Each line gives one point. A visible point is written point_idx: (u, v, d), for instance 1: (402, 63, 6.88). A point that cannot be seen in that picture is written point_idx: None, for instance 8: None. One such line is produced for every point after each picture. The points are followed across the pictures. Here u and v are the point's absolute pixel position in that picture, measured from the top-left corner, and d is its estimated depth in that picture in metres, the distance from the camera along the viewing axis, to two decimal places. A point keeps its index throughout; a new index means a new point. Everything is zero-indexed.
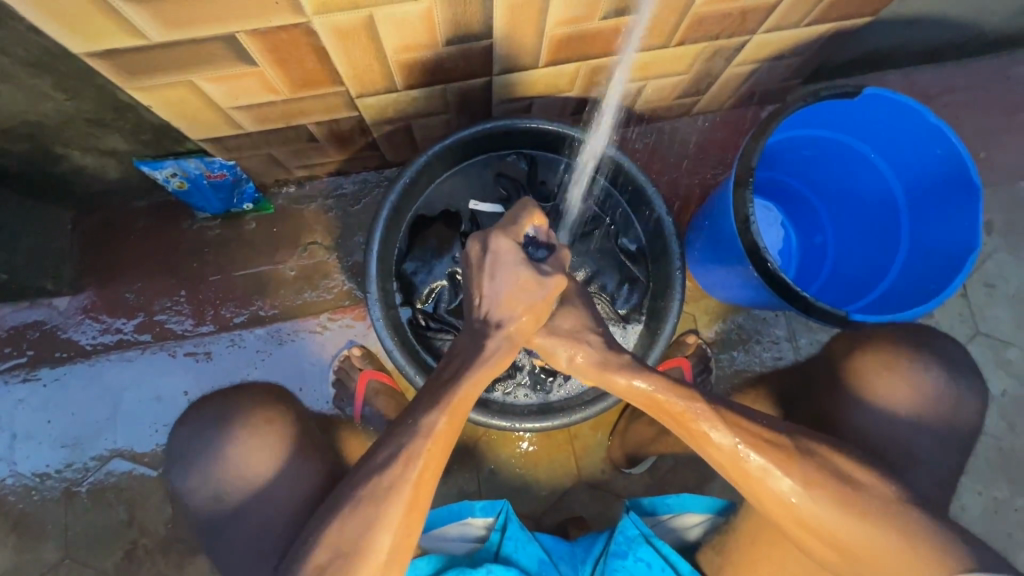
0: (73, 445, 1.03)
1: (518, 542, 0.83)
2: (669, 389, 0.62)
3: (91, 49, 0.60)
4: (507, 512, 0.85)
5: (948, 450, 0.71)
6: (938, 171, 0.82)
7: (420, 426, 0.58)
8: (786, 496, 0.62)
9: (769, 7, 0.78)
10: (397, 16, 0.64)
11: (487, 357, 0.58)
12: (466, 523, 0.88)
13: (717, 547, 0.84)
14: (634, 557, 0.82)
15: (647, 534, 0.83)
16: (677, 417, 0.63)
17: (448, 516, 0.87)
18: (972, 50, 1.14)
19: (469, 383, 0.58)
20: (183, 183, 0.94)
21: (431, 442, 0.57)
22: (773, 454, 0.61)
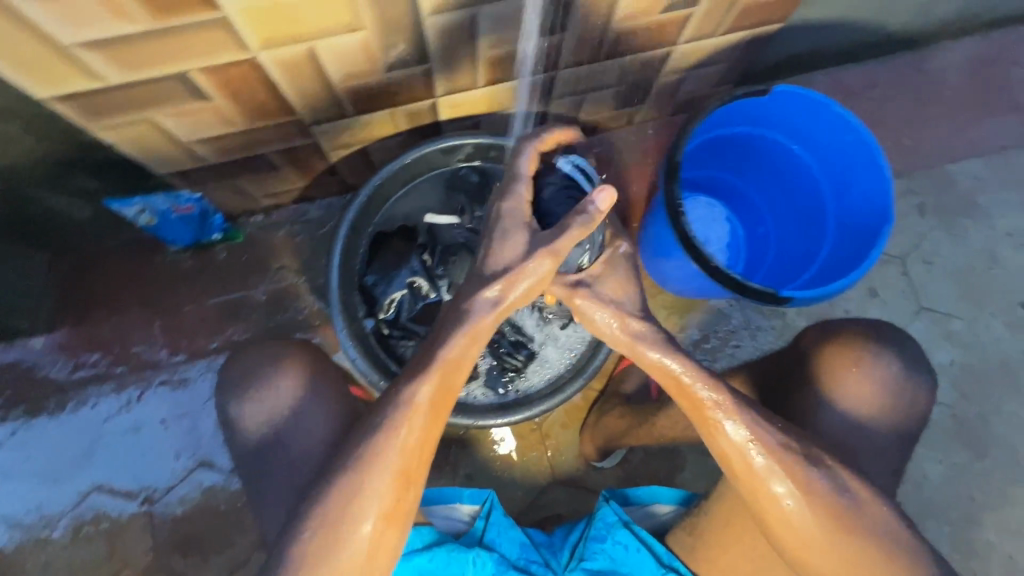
0: (52, 481, 1.04)
1: (501, 527, 0.86)
2: (697, 377, 0.67)
3: (55, 93, 0.66)
4: (493, 500, 0.88)
5: (882, 410, 0.76)
6: (851, 156, 0.88)
7: (393, 404, 0.63)
8: (768, 477, 0.66)
9: (683, 19, 0.86)
10: (337, 47, 0.71)
11: (468, 332, 0.63)
12: (453, 508, 0.89)
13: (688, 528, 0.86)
14: (612, 541, 0.85)
15: (624, 520, 0.86)
16: (697, 401, 0.67)
17: (437, 498, 0.88)
18: (888, 48, 1.24)
19: (445, 355, 0.63)
20: (153, 218, 1.00)
21: (408, 416, 0.62)
22: (784, 459, 0.66)
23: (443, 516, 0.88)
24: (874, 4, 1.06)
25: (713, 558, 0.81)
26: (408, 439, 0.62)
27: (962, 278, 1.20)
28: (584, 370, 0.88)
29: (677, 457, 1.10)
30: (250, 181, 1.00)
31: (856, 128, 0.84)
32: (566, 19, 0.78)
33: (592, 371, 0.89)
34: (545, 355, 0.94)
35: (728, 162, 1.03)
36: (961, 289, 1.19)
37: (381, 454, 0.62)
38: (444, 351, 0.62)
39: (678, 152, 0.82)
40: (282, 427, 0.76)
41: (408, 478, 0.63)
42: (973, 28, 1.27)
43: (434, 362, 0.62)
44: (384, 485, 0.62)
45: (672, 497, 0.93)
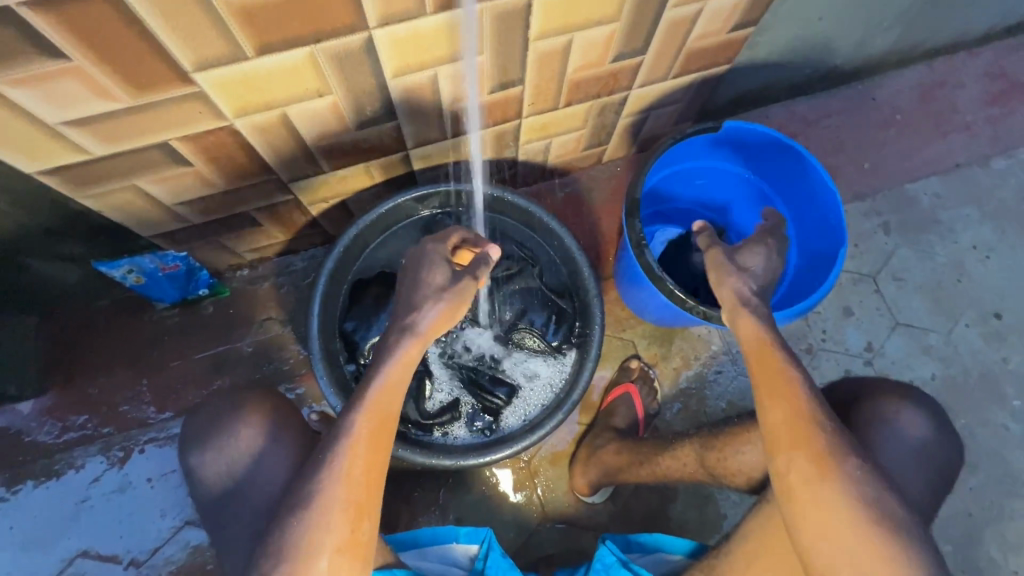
0: (37, 549, 1.03)
1: (501, 569, 0.83)
2: (782, 351, 0.71)
3: (43, 168, 0.70)
4: (490, 540, 0.85)
5: None
6: (805, 181, 0.93)
7: (338, 436, 0.67)
8: (822, 430, 0.65)
9: (633, 67, 0.92)
10: (308, 111, 0.76)
11: (401, 358, 0.72)
12: (450, 548, 0.87)
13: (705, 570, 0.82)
14: None
15: (623, 559, 0.84)
16: (777, 368, 0.70)
17: (433, 539, 0.87)
18: (836, 80, 1.31)
19: (380, 385, 0.69)
20: (140, 278, 1.03)
21: (355, 441, 0.66)
22: (843, 425, 0.67)
23: (437, 556, 0.87)
24: (815, 44, 1.14)
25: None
26: (354, 468, 0.65)
27: (933, 292, 1.22)
28: (563, 405, 0.88)
29: (669, 489, 1.09)
30: (234, 238, 1.04)
31: (805, 156, 0.89)
32: (523, 73, 0.83)
33: (571, 405, 0.88)
34: (524, 392, 0.96)
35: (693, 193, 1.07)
36: (934, 303, 1.22)
37: (332, 485, 0.64)
38: (380, 377, 0.70)
39: (637, 188, 0.86)
40: (254, 472, 0.78)
41: (360, 509, 0.65)
42: (915, 57, 1.35)
43: (374, 388, 0.69)
44: (339, 517, 0.64)
45: (684, 546, 0.88)
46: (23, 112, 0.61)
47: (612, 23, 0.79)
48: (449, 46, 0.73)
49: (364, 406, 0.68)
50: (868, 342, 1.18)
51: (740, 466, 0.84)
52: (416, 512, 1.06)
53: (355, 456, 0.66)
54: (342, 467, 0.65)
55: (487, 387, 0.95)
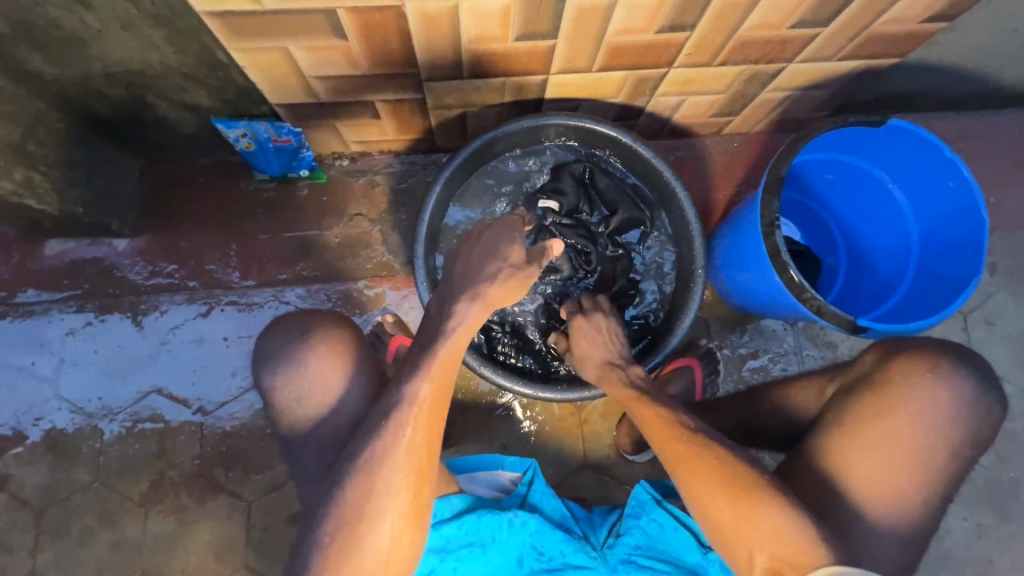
0: (115, 376, 1.09)
1: (545, 494, 0.82)
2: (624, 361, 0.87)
3: (211, 8, 0.68)
4: (535, 468, 0.84)
5: None
6: (948, 202, 0.87)
7: (414, 370, 0.68)
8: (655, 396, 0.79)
9: (808, 38, 0.86)
10: (479, 9, 0.73)
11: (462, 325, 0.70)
12: (496, 473, 0.87)
13: None
14: (647, 519, 0.80)
15: (658, 498, 0.81)
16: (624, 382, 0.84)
17: (480, 465, 0.87)
18: (989, 103, 1.21)
19: (447, 347, 0.69)
20: (250, 144, 1.02)
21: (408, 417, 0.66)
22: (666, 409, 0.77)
23: (485, 483, 0.85)
24: (992, 57, 1.04)
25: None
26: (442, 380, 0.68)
27: (1020, 344, 1.19)
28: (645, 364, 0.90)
29: None
30: (348, 126, 1.02)
31: (964, 175, 0.82)
32: (697, 19, 0.79)
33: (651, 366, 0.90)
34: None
35: (815, 187, 1.02)
36: (1017, 354, 1.18)
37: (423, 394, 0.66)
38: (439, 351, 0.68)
39: (783, 166, 0.82)
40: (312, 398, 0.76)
41: (422, 474, 0.67)
42: None
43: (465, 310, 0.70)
44: (400, 479, 0.65)
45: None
46: None
47: None
48: None
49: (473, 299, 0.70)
50: None
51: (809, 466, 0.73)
52: (465, 429, 1.08)
53: (445, 367, 0.68)
54: (421, 391, 0.66)
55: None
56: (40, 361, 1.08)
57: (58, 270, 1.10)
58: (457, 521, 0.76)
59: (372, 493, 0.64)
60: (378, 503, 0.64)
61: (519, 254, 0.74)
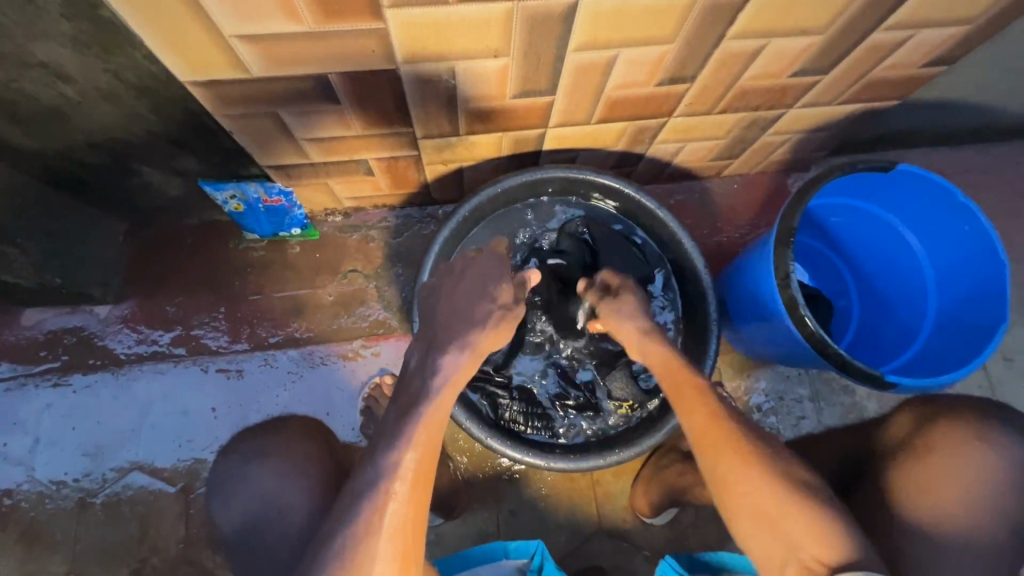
0: (95, 454, 1.01)
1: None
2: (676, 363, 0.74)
3: (196, 78, 0.65)
4: (543, 551, 0.77)
5: None
6: (964, 246, 0.84)
7: (394, 439, 0.62)
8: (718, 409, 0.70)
9: (809, 85, 0.85)
10: (476, 70, 0.70)
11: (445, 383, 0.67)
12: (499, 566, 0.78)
13: None
14: None
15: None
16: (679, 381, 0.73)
17: (482, 557, 0.79)
18: (986, 136, 1.21)
19: (432, 408, 0.64)
20: (239, 205, 0.98)
21: (393, 490, 0.59)
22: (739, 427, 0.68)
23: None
24: (989, 94, 1.04)
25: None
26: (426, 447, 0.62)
27: None
28: (665, 425, 0.84)
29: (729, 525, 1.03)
30: (341, 184, 0.99)
31: (979, 219, 0.79)
32: (698, 72, 0.78)
33: (672, 428, 0.84)
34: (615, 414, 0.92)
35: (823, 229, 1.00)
36: None
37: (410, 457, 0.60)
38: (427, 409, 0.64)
39: (794, 215, 0.79)
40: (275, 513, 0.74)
41: (406, 560, 0.58)
42: None
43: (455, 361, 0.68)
44: (386, 568, 0.57)
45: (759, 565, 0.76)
46: (204, 18, 0.56)
47: (816, 36, 0.73)
48: (645, 29, 0.67)
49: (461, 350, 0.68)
50: None
51: None
52: (471, 497, 1.02)
53: (431, 431, 0.63)
54: (403, 461, 0.60)
55: (578, 405, 0.93)
56: (13, 442, 1.01)
57: (35, 342, 1.04)
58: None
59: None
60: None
61: (508, 295, 0.75)
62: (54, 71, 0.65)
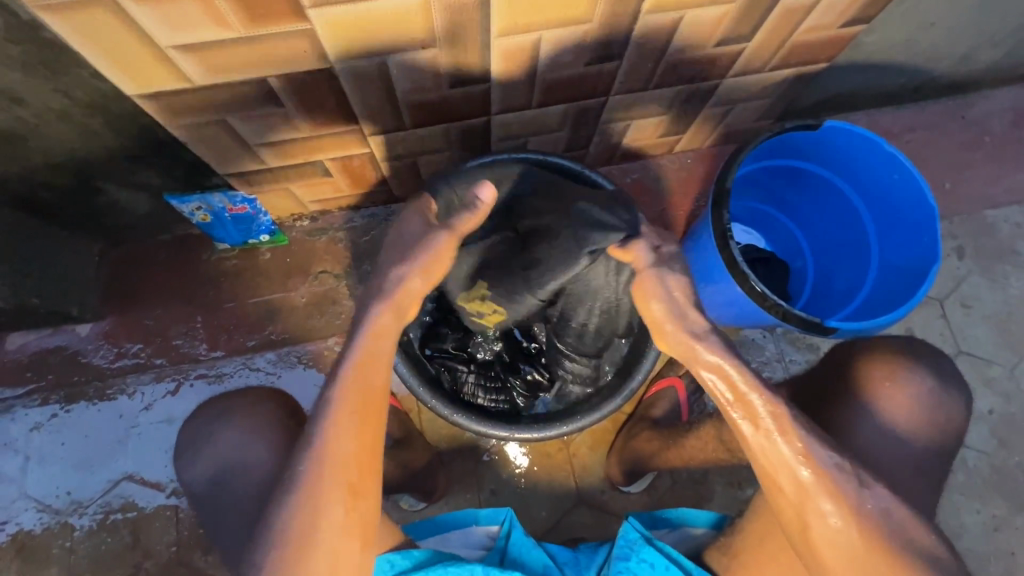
0: (84, 467, 1.05)
1: (524, 547, 0.80)
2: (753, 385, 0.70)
3: (142, 91, 0.70)
4: (511, 518, 0.82)
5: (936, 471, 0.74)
6: (895, 194, 0.88)
7: (330, 378, 0.68)
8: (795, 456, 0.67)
9: (735, 54, 0.89)
10: (407, 63, 0.74)
11: (372, 329, 0.70)
12: (471, 530, 0.84)
13: (724, 547, 0.79)
14: (636, 560, 0.77)
15: (646, 535, 0.79)
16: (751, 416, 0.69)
17: (453, 523, 0.84)
18: (927, 93, 1.24)
19: (360, 359, 0.69)
20: (206, 216, 1.02)
21: (336, 419, 0.66)
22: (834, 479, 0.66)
23: (462, 542, 0.83)
24: (918, 51, 1.07)
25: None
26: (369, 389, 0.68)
27: (1000, 323, 1.18)
28: (622, 390, 0.87)
29: (705, 488, 1.06)
30: (302, 187, 1.03)
31: (905, 166, 0.84)
32: (623, 50, 0.82)
33: (630, 392, 0.88)
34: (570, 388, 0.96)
35: (772, 193, 1.03)
36: (1000, 335, 1.17)
37: (348, 401, 0.67)
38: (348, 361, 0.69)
39: (726, 178, 0.84)
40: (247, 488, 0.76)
41: (352, 489, 0.65)
42: (1015, 78, 1.26)
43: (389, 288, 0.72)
44: (334, 500, 0.64)
45: (706, 518, 0.86)
46: (139, 31, 0.61)
47: (728, 5, 0.77)
48: (561, 10, 0.71)
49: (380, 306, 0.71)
50: None
51: None
52: (452, 480, 1.05)
53: (363, 369, 0.69)
54: (337, 397, 0.67)
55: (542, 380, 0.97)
56: (5, 461, 1.04)
57: (21, 363, 1.07)
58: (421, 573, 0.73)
59: (302, 514, 0.63)
60: (309, 523, 0.63)
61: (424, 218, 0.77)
62: (7, 95, 0.69)
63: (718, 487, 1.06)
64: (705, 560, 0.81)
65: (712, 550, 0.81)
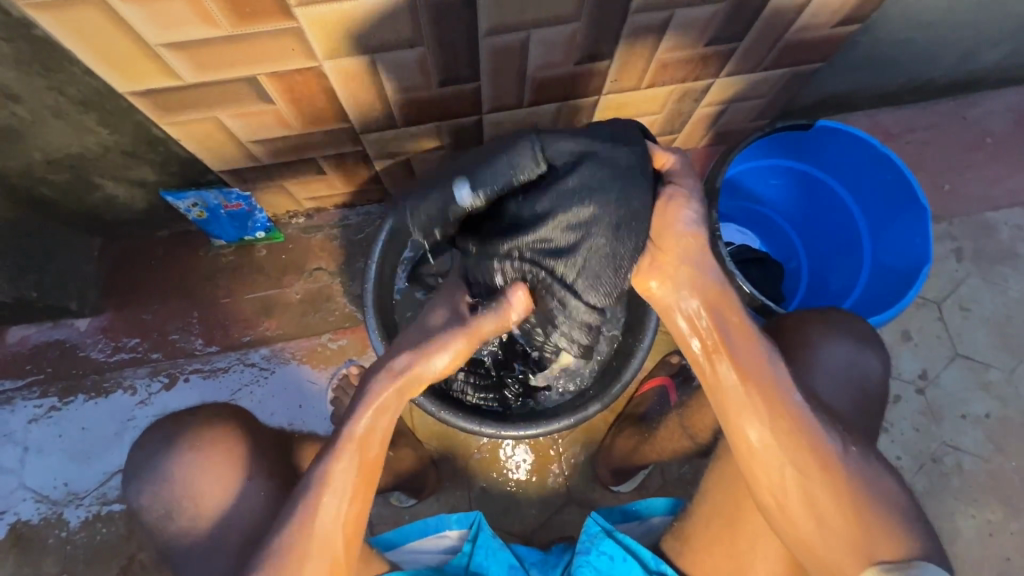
0: (81, 459, 1.06)
1: (489, 549, 0.81)
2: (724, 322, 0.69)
3: (133, 88, 0.71)
4: (479, 521, 0.82)
5: None
6: (888, 194, 0.87)
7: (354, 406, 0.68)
8: (762, 396, 0.66)
9: (728, 53, 0.88)
10: (396, 61, 0.75)
11: (374, 404, 0.68)
12: (441, 536, 0.85)
13: (677, 534, 0.80)
14: (597, 552, 0.79)
15: (608, 529, 0.81)
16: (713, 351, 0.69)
17: (421, 531, 0.84)
18: (928, 94, 1.23)
19: (362, 427, 0.67)
20: (202, 213, 1.03)
21: (321, 501, 0.66)
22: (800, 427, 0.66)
23: (432, 549, 0.84)
24: (917, 50, 1.06)
25: (702, 563, 0.76)
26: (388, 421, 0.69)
27: (998, 326, 1.16)
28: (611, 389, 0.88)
29: (695, 488, 1.06)
30: (297, 184, 1.03)
31: (897, 166, 0.83)
32: (613, 48, 0.81)
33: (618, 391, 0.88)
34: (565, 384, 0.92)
35: (766, 193, 1.03)
36: (998, 339, 1.16)
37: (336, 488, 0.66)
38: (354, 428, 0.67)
39: (716, 178, 0.84)
40: None
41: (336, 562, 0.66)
42: (1017, 78, 1.25)
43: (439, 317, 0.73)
44: (316, 568, 0.65)
45: (664, 505, 0.88)
46: (128, 29, 0.61)
47: (718, 4, 0.77)
48: (549, 9, 0.71)
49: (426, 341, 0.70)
50: (923, 370, 1.14)
51: None
52: (443, 476, 1.05)
53: (362, 446, 0.67)
54: (331, 473, 0.66)
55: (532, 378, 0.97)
56: (5, 452, 1.06)
57: (21, 356, 1.09)
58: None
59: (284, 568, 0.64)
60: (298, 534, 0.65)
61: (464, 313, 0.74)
62: (3, 91, 0.70)
63: None
64: (660, 548, 0.82)
65: (667, 536, 0.82)
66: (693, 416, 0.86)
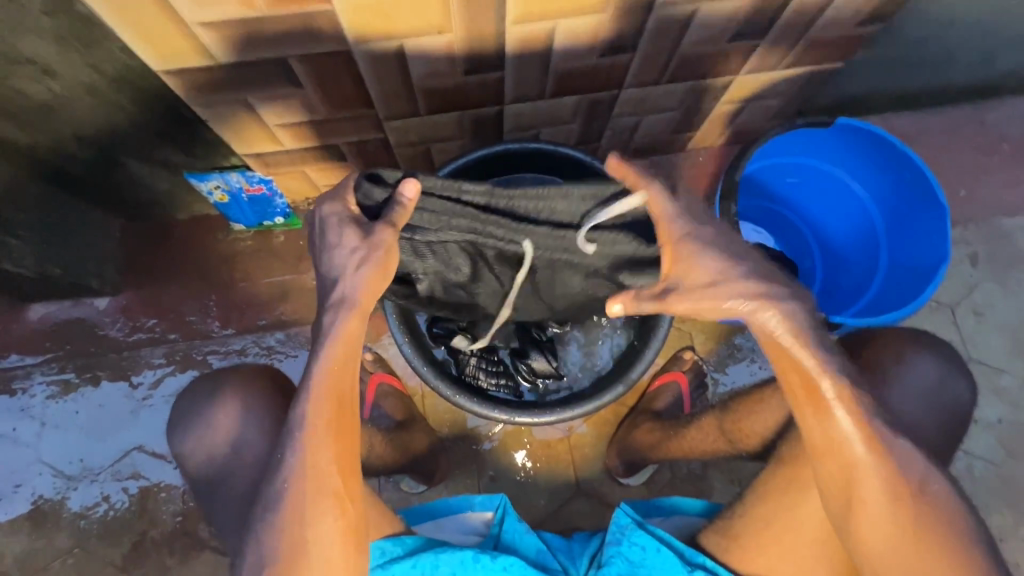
0: (97, 435, 1.08)
1: (516, 532, 0.82)
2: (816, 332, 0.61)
3: (168, 67, 0.72)
4: (505, 504, 0.84)
5: None
6: (911, 194, 0.87)
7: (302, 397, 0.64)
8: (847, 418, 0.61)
9: (749, 49, 0.89)
10: (423, 48, 0.76)
11: (337, 335, 0.64)
12: (464, 517, 0.87)
13: (722, 530, 0.79)
14: (628, 543, 0.79)
15: (639, 520, 0.81)
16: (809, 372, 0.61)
17: (448, 509, 0.87)
18: (945, 98, 1.23)
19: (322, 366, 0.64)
20: (224, 196, 1.05)
21: (310, 435, 0.63)
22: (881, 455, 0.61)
23: (456, 529, 0.86)
24: (936, 53, 1.06)
25: (749, 561, 0.75)
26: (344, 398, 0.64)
27: (1012, 331, 1.16)
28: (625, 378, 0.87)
29: (704, 484, 1.06)
30: (317, 170, 1.05)
31: (917, 165, 0.83)
32: (636, 41, 0.82)
33: (633, 381, 0.87)
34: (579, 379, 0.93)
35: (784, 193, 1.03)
36: (1011, 343, 1.16)
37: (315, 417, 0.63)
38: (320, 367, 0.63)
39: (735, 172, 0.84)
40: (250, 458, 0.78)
41: (339, 496, 0.64)
42: None
43: (342, 297, 0.63)
44: (319, 505, 0.63)
45: (699, 506, 0.88)
46: (165, 6, 0.63)
47: None
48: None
49: (341, 315, 0.63)
50: None
51: (754, 429, 0.84)
52: (452, 464, 1.06)
53: (335, 375, 0.64)
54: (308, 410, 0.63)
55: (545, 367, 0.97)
56: (22, 427, 1.08)
57: (41, 333, 1.11)
58: (413, 557, 0.75)
59: (309, 518, 0.62)
60: (303, 535, 0.62)
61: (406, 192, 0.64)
62: (41, 67, 0.72)
63: (718, 483, 1.06)
64: (698, 541, 0.81)
65: (707, 530, 0.81)
66: (738, 422, 0.86)
